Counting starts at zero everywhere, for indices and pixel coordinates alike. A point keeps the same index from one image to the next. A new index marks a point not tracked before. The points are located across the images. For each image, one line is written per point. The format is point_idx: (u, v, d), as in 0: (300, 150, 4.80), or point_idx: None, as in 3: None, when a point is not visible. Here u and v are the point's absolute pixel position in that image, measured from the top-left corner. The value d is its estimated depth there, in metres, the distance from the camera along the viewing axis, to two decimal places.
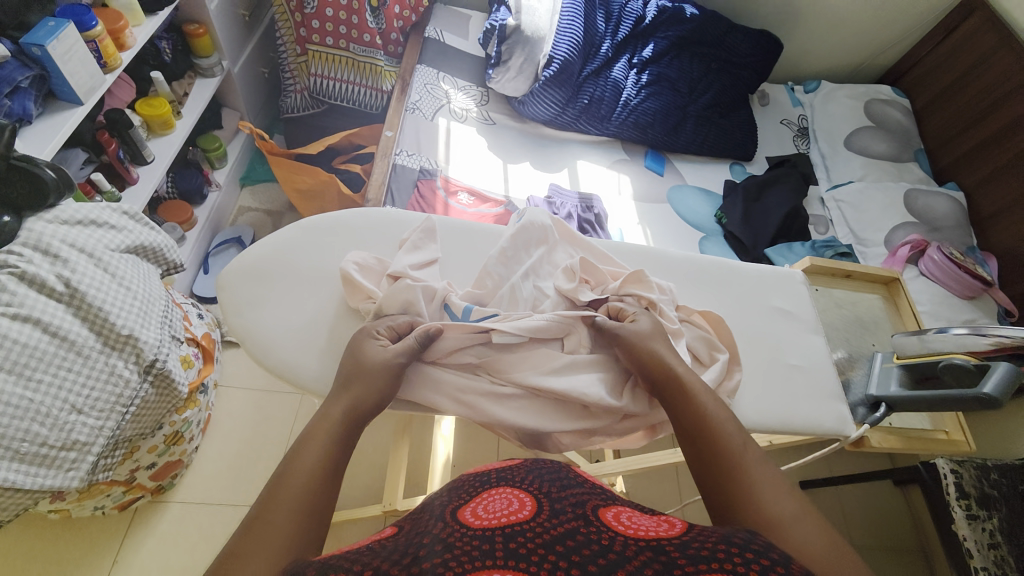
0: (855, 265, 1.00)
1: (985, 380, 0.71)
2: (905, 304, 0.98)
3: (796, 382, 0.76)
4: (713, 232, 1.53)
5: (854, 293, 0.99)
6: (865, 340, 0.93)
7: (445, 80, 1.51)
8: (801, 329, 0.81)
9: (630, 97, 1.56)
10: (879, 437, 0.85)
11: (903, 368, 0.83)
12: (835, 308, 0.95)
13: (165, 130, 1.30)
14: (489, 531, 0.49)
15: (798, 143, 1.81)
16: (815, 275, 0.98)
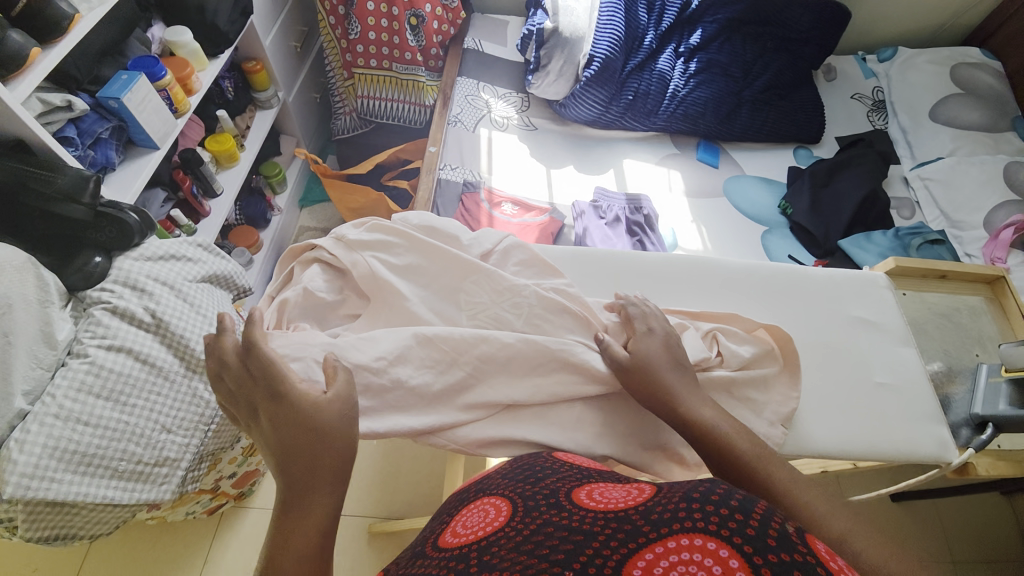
0: (949, 263, 0.87)
1: None
2: (1015, 306, 0.85)
3: (882, 401, 0.69)
4: (777, 224, 1.42)
5: (951, 297, 0.87)
6: (965, 347, 0.82)
7: (485, 90, 1.52)
8: (887, 340, 0.73)
9: (678, 88, 1.48)
10: (984, 464, 0.74)
11: (1012, 383, 0.72)
12: (925, 312, 0.85)
13: (231, 163, 1.40)
14: (464, 548, 0.47)
15: (873, 119, 1.64)
16: (903, 276, 0.87)
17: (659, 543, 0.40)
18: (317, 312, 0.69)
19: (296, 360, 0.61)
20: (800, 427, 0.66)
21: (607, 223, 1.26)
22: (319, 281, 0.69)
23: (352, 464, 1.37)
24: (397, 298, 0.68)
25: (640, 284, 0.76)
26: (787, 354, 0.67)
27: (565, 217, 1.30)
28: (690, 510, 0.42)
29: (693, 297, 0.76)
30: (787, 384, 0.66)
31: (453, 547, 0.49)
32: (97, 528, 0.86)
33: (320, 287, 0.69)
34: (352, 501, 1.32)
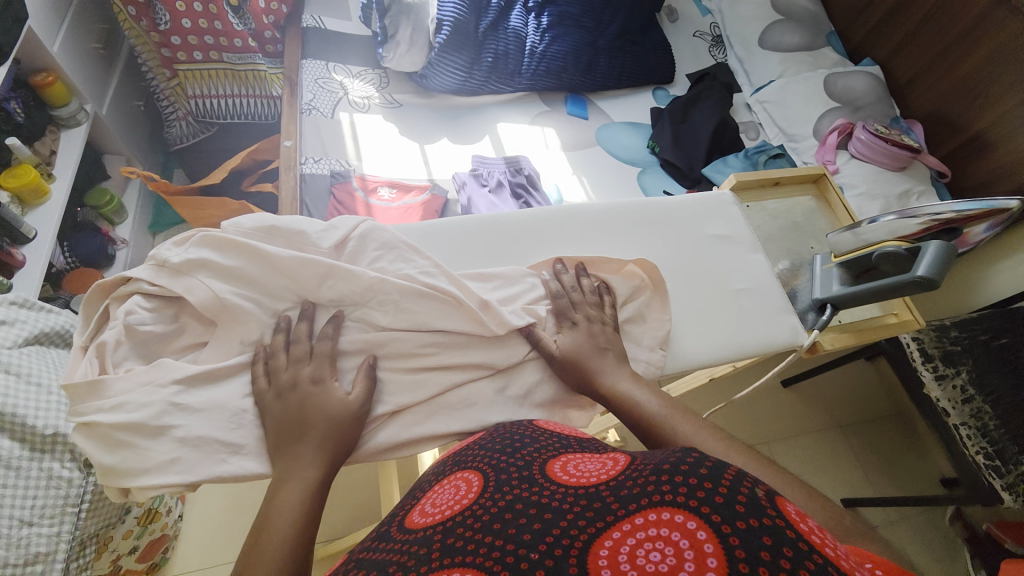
0: (783, 170, 0.98)
1: (918, 262, 0.68)
2: (836, 200, 0.98)
3: (745, 306, 0.76)
4: (649, 163, 1.51)
5: (788, 200, 0.98)
6: (805, 243, 0.93)
7: (337, 71, 1.39)
8: (741, 250, 0.80)
9: (535, 44, 1.47)
10: (830, 340, 0.88)
11: (841, 266, 0.80)
12: (769, 219, 0.95)
13: (42, 199, 1.17)
14: (428, 531, 0.45)
15: (714, 53, 1.81)
16: (746, 190, 0.97)
17: (628, 520, 0.39)
18: (147, 348, 0.58)
19: (121, 409, 0.52)
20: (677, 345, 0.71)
21: (491, 190, 1.25)
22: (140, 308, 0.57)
23: None
24: (242, 317, 0.58)
25: (523, 243, 0.77)
26: (656, 282, 0.71)
27: (447, 191, 1.26)
28: (657, 481, 0.41)
29: (574, 246, 0.78)
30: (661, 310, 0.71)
31: (420, 529, 0.46)
32: None
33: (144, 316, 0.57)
34: None
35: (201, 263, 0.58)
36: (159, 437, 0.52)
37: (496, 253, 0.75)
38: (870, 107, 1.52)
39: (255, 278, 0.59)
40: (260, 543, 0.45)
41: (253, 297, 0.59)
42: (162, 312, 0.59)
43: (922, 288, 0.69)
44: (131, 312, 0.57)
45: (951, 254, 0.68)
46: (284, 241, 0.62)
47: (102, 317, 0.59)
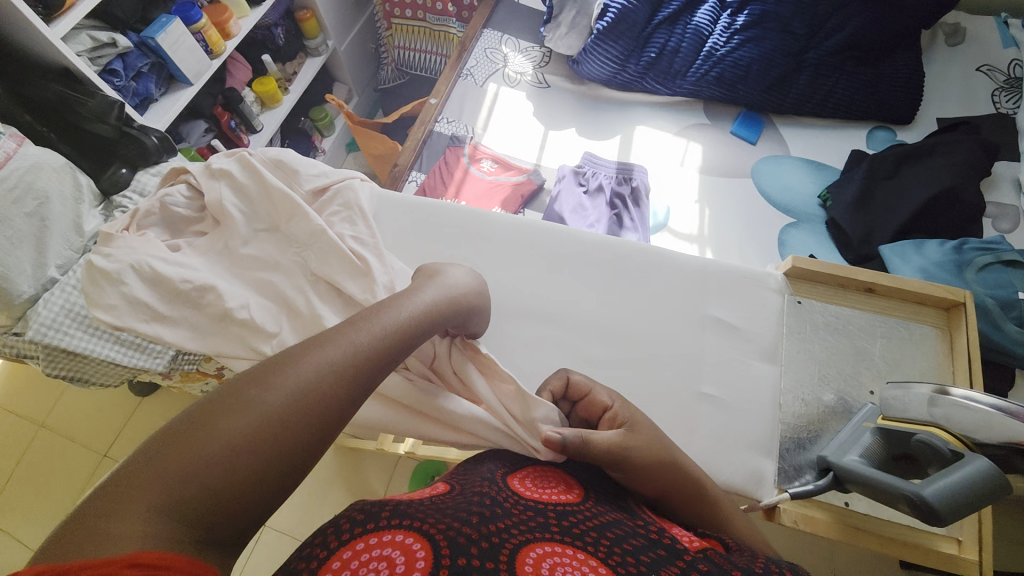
0: (884, 275, 0.69)
1: (935, 477, 0.43)
2: (963, 343, 0.64)
3: (700, 415, 0.64)
4: (809, 217, 1.19)
5: (875, 317, 0.68)
6: (860, 378, 0.65)
7: (507, 43, 1.46)
8: (742, 350, 0.68)
9: (717, 45, 1.27)
10: (797, 515, 0.59)
11: (875, 434, 0.55)
12: (825, 332, 0.68)
13: (274, 103, 1.57)
14: (541, 507, 0.46)
15: (1002, 97, 1.25)
16: (808, 284, 0.71)
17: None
18: (172, 224, 0.76)
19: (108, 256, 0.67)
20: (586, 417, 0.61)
21: (587, 193, 1.18)
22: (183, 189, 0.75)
23: None
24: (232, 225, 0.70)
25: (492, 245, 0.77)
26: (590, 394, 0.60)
27: (546, 180, 1.24)
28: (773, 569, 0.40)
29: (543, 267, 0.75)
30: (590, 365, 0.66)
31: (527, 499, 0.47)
32: (106, 379, 0.96)
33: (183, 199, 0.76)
34: None
35: (226, 173, 0.74)
36: (111, 285, 0.65)
37: (458, 245, 0.78)
38: None
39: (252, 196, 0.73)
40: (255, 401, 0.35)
41: (243, 210, 0.73)
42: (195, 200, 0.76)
43: (919, 514, 0.43)
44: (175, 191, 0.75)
45: (997, 492, 0.42)
46: (284, 174, 0.76)
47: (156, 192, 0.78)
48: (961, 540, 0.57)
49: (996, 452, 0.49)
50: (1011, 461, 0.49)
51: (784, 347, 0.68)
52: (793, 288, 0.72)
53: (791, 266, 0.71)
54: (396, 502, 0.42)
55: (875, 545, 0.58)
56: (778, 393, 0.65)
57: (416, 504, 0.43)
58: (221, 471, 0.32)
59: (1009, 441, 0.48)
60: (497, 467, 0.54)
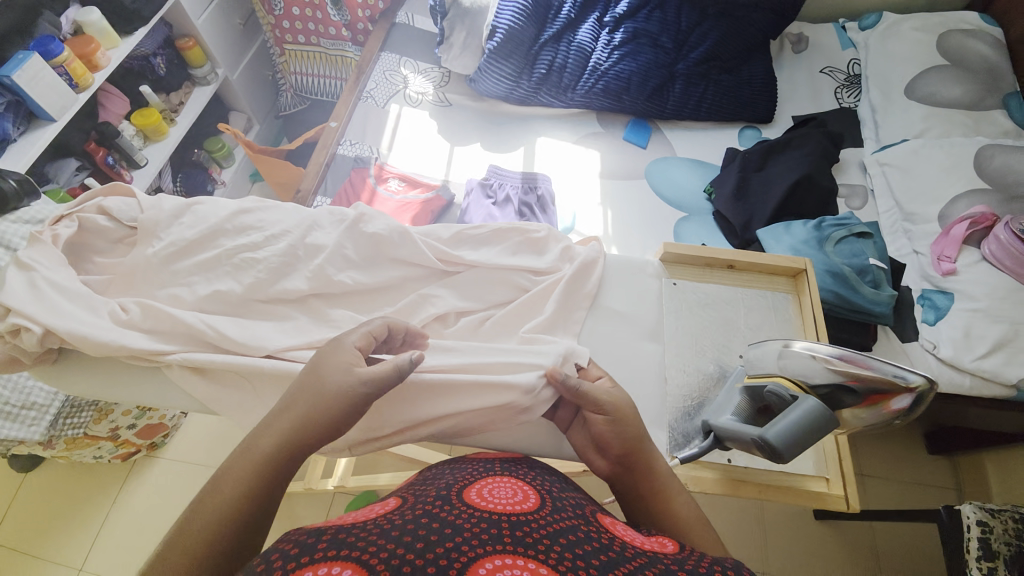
0: (741, 252, 0.77)
1: (777, 419, 0.51)
2: (808, 304, 0.73)
3: None
4: (698, 210, 1.31)
5: (737, 291, 0.77)
6: (730, 345, 0.72)
7: (405, 65, 1.48)
8: (635, 333, 0.73)
9: (600, 61, 1.38)
10: (686, 478, 0.64)
11: (744, 392, 0.61)
12: (697, 308, 0.75)
13: (160, 136, 1.47)
14: (495, 517, 0.46)
15: (841, 95, 1.47)
16: (680, 267, 0.79)
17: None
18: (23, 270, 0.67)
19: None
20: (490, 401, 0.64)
21: (496, 204, 1.21)
22: (126, 210, 0.67)
23: None
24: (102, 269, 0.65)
25: None
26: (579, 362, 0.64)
27: (456, 195, 1.26)
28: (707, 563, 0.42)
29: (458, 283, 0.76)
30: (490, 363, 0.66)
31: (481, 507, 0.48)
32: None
33: (107, 217, 0.67)
34: None
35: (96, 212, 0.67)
36: None
37: None
38: None
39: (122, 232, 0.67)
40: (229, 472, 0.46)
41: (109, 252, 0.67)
42: (118, 226, 0.67)
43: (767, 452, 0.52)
44: (112, 207, 0.66)
45: (825, 424, 0.50)
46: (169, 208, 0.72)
47: (89, 196, 0.69)
48: (829, 477, 0.65)
49: (825, 391, 0.57)
50: (839, 397, 0.57)
51: (666, 326, 0.74)
52: (671, 271, 0.78)
53: (664, 252, 0.77)
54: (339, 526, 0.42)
55: (757, 494, 0.64)
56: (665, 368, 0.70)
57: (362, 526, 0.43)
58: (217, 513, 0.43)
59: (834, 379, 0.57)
60: (455, 477, 0.55)
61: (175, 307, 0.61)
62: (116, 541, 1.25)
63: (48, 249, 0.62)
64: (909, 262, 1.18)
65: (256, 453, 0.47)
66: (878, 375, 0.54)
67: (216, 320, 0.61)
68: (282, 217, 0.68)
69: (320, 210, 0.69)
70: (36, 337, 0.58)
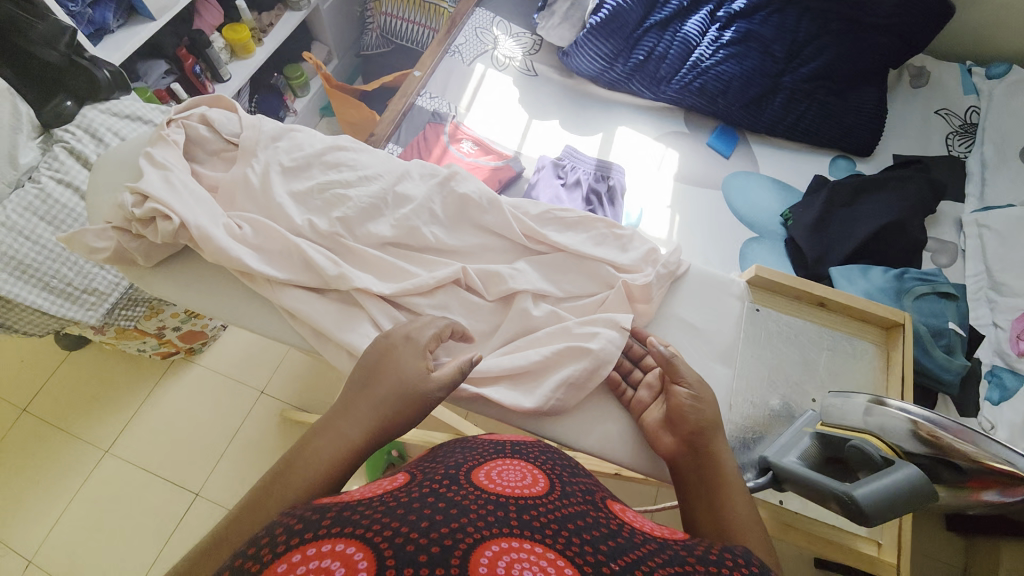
0: (833, 292, 0.74)
1: (868, 479, 0.47)
2: (898, 363, 0.69)
3: None
4: (770, 234, 1.25)
5: (823, 331, 0.73)
6: (804, 387, 0.68)
7: (499, 25, 1.43)
8: (703, 351, 0.69)
9: (702, 57, 1.30)
10: None
11: (815, 438, 0.58)
12: (776, 340, 0.71)
13: (246, 54, 1.48)
14: (501, 497, 0.43)
15: (952, 142, 1.35)
16: (766, 294, 0.75)
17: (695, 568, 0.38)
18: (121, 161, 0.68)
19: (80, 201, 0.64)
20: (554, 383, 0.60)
21: (564, 186, 1.18)
22: (229, 124, 0.67)
23: (281, 365, 1.43)
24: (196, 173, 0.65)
25: None
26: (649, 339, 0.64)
27: (525, 168, 1.23)
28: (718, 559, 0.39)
29: None
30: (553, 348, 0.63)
31: (489, 488, 0.45)
32: (34, 327, 0.94)
33: (208, 128, 0.67)
34: (277, 386, 1.40)
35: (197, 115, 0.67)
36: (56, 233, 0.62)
37: None
38: None
39: (214, 145, 0.67)
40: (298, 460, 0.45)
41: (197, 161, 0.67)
42: (217, 138, 0.67)
43: (848, 513, 0.47)
44: (216, 119, 0.66)
45: (919, 497, 0.46)
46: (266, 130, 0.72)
47: (191, 104, 0.69)
48: (881, 543, 0.63)
49: (923, 460, 0.56)
50: (936, 470, 0.56)
51: (738, 351, 0.70)
52: (754, 295, 0.74)
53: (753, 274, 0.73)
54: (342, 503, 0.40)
55: (804, 542, 0.63)
56: (733, 392, 0.67)
57: (364, 507, 0.40)
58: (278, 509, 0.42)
59: (931, 450, 0.55)
60: (467, 456, 0.52)
61: (255, 233, 0.61)
62: (145, 432, 1.33)
63: (172, 149, 0.63)
64: (985, 334, 1.10)
65: (321, 453, 0.46)
66: (983, 454, 0.52)
67: (289, 251, 0.61)
68: (370, 160, 0.68)
69: (409, 161, 0.68)
70: (171, 228, 0.57)
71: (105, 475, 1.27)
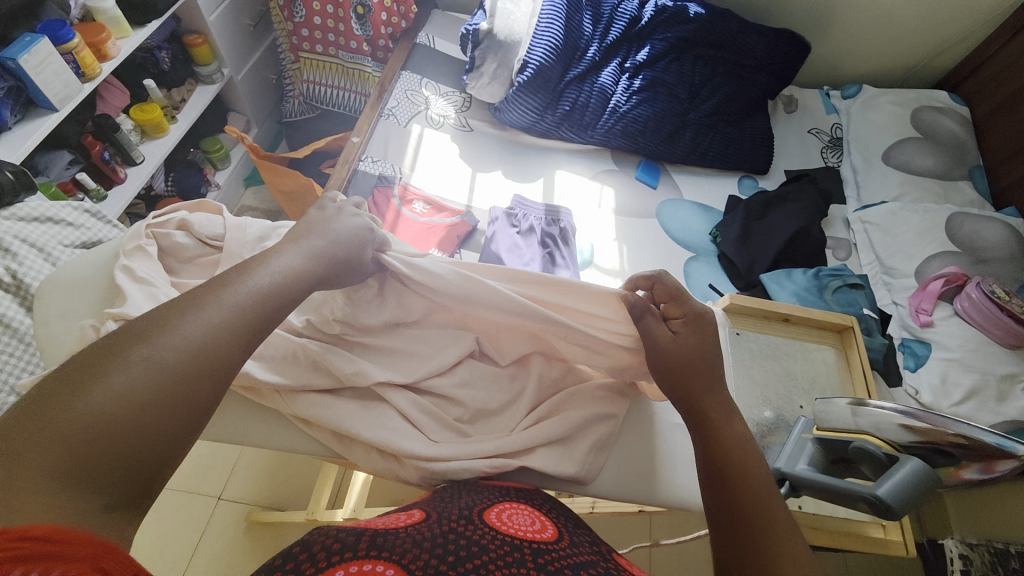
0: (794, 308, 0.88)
1: (885, 479, 0.54)
2: (857, 358, 0.84)
3: (675, 446, 0.69)
4: (706, 252, 1.38)
5: (792, 342, 0.87)
6: (792, 396, 0.82)
7: (427, 87, 1.49)
8: None
9: (619, 103, 1.45)
10: None
11: (817, 442, 0.67)
12: (759, 360, 0.84)
13: (159, 133, 1.38)
14: (517, 540, 0.47)
15: (827, 155, 1.61)
16: (742, 317, 0.88)
17: None
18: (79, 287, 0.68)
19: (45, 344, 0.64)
20: (584, 437, 0.65)
21: (519, 233, 1.23)
22: (209, 226, 0.68)
23: (238, 465, 1.29)
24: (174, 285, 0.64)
25: None
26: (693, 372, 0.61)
27: (479, 221, 1.28)
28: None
29: None
30: (576, 404, 0.67)
31: (502, 531, 0.48)
32: None
33: (186, 233, 0.68)
34: (236, 487, 1.26)
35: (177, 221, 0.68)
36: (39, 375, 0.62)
37: None
38: (998, 262, 1.26)
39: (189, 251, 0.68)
40: (118, 365, 0.40)
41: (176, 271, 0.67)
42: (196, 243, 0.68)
43: (877, 512, 0.53)
44: (196, 222, 0.68)
45: (929, 486, 0.53)
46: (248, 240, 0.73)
47: (171, 210, 0.70)
48: (886, 525, 0.78)
49: (922, 451, 0.63)
50: (934, 458, 0.64)
51: (731, 374, 0.79)
52: (731, 322, 0.86)
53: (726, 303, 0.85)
54: (374, 531, 0.43)
55: (830, 541, 0.77)
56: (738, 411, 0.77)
57: (398, 535, 0.43)
58: (107, 428, 0.38)
59: (928, 443, 0.63)
60: (475, 499, 0.55)
61: None
62: None
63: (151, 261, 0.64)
64: (890, 312, 1.30)
65: (159, 359, 0.42)
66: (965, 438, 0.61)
67: None
68: None
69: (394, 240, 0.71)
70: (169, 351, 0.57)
71: None
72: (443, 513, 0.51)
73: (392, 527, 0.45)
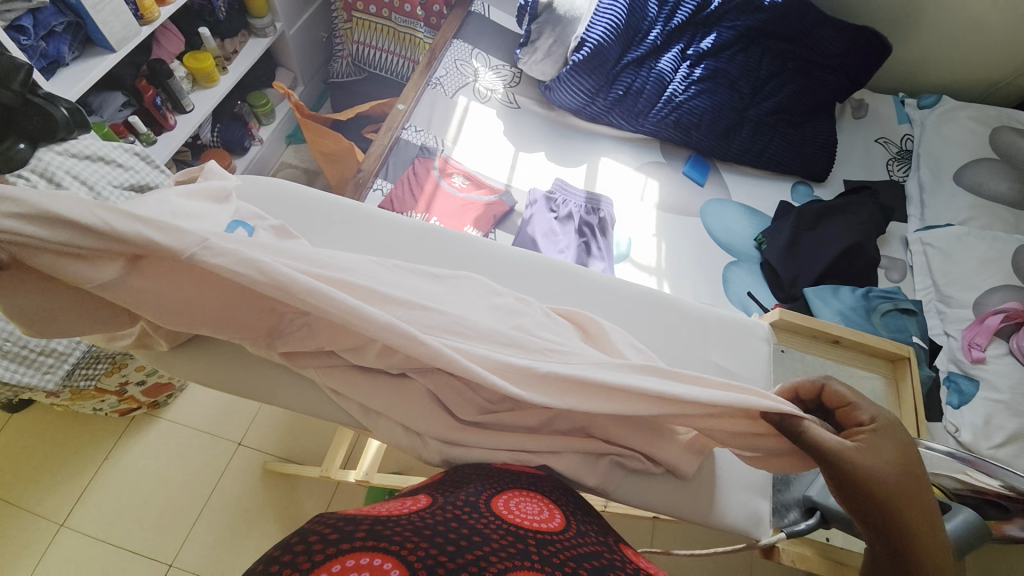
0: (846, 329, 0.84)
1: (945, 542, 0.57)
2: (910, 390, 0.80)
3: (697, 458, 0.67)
4: (747, 257, 1.32)
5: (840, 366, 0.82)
6: None
7: (478, 58, 1.44)
8: None
9: (676, 92, 1.38)
10: (794, 555, 0.73)
11: None
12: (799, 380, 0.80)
13: (210, 83, 1.40)
14: (522, 531, 0.46)
15: (893, 168, 1.50)
16: (788, 334, 0.84)
17: None
18: None
19: None
20: (603, 433, 0.64)
21: (557, 219, 1.20)
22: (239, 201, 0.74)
23: (258, 415, 1.33)
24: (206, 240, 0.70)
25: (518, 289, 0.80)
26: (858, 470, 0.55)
27: (517, 202, 1.25)
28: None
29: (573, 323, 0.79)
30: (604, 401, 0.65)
31: (508, 520, 0.47)
32: None
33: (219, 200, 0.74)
34: (256, 436, 1.31)
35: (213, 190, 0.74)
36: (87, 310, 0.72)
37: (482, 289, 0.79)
38: None
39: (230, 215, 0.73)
40: None
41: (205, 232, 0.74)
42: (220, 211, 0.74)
43: None
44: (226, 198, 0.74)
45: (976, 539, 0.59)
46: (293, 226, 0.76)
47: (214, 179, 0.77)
48: None
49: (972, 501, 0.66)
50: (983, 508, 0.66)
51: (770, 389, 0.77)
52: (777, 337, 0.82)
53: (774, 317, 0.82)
54: (375, 520, 0.42)
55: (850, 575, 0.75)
56: None
57: (399, 521, 0.43)
58: None
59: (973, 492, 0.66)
60: (484, 484, 0.54)
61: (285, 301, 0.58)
62: (108, 499, 1.20)
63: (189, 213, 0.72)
64: (941, 343, 1.22)
65: None
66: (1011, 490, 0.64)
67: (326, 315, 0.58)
68: None
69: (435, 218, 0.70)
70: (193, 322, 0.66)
71: (60, 553, 1.13)
72: (449, 497, 0.51)
73: (395, 514, 0.45)
